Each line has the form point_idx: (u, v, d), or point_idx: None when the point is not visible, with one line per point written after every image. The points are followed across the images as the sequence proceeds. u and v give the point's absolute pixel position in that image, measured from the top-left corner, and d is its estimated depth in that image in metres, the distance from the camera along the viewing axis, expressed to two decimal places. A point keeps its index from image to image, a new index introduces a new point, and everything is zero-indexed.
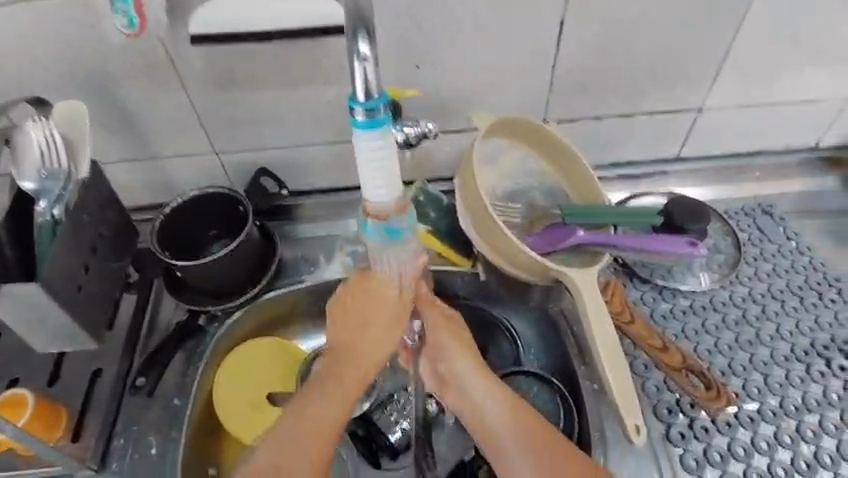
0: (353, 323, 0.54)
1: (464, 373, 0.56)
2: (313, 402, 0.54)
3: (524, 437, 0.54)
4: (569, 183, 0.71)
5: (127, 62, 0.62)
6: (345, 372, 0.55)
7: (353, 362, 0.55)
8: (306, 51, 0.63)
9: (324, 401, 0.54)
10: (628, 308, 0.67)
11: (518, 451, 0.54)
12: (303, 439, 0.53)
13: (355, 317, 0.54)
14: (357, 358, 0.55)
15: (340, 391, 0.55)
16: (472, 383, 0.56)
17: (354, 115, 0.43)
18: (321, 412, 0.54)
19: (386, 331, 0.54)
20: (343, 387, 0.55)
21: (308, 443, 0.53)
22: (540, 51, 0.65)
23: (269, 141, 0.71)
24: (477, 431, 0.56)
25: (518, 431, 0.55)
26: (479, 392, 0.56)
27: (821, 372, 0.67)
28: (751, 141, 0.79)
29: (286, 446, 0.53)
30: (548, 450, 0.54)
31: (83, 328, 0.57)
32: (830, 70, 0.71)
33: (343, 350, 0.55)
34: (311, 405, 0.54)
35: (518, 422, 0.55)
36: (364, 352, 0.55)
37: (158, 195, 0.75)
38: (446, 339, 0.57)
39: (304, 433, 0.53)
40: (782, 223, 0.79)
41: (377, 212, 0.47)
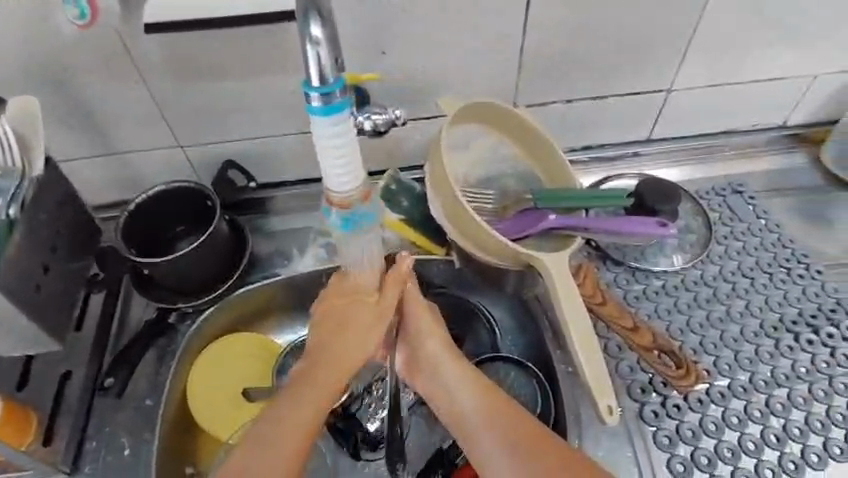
0: (334, 318, 0.52)
1: (444, 366, 0.53)
2: (289, 401, 0.50)
3: (510, 435, 0.50)
4: (540, 168, 0.71)
5: (81, 54, 0.59)
6: (324, 372, 0.51)
7: (334, 361, 0.51)
8: (268, 39, 0.61)
9: (301, 401, 0.50)
10: (600, 291, 0.66)
11: (503, 452, 0.50)
12: (277, 443, 0.48)
13: (335, 312, 0.52)
14: (339, 357, 0.51)
15: (319, 391, 0.50)
16: (453, 376, 0.53)
17: (309, 101, 0.40)
18: (298, 414, 0.49)
19: (368, 326, 0.51)
20: (322, 386, 0.51)
21: (283, 446, 0.48)
22: (507, 35, 0.65)
23: (236, 133, 0.69)
24: (453, 423, 0.53)
25: (503, 428, 0.50)
26: (460, 387, 0.53)
27: (790, 347, 0.66)
28: (722, 118, 0.80)
29: (259, 448, 0.48)
30: (538, 449, 0.50)
31: (44, 329, 0.56)
32: (797, 48, 0.72)
33: (323, 348, 0.52)
34: (287, 405, 0.50)
35: (504, 419, 0.51)
36: (345, 350, 0.51)
37: (124, 191, 0.74)
38: (425, 328, 0.54)
39: (278, 436, 0.48)
40: (752, 202, 0.79)
41: (341, 200, 0.45)
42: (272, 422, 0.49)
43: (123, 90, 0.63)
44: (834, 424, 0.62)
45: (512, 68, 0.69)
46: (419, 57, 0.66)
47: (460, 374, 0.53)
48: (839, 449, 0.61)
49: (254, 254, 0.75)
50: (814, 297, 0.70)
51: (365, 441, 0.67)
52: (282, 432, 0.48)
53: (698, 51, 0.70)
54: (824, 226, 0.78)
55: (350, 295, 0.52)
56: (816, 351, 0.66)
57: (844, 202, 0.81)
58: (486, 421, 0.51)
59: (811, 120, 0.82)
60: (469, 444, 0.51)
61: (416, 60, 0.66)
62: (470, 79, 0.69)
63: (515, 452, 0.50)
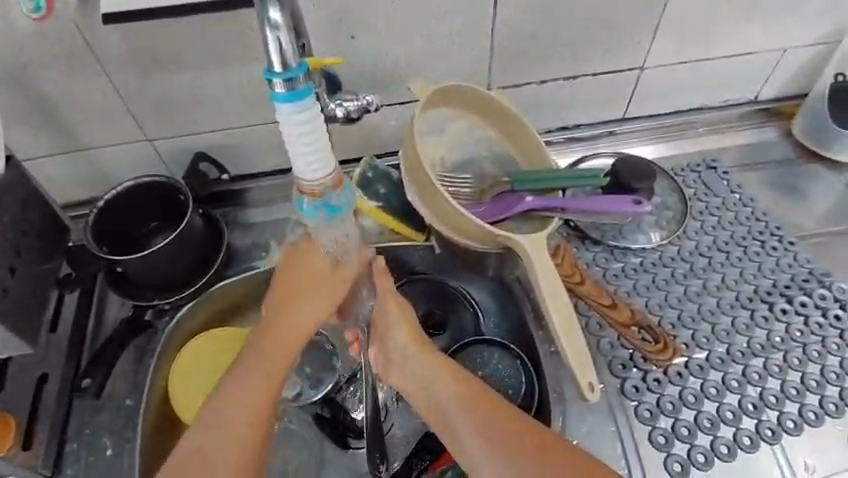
0: (285, 297, 0.53)
1: (417, 362, 0.55)
2: (242, 379, 0.51)
3: (482, 425, 0.50)
4: (516, 150, 0.71)
5: (35, 47, 0.57)
6: (276, 348, 0.53)
7: (285, 336, 0.53)
8: (232, 26, 0.59)
9: (255, 380, 0.51)
10: (578, 270, 0.67)
11: (478, 444, 0.50)
12: (233, 422, 0.49)
13: (287, 291, 0.53)
14: (290, 332, 0.53)
15: (272, 367, 0.52)
16: (428, 373, 0.54)
17: (273, 88, 0.39)
18: (252, 391, 0.50)
19: (318, 301, 0.53)
20: (274, 362, 0.52)
21: (238, 424, 0.49)
22: (477, 17, 0.65)
23: (206, 125, 0.68)
24: (429, 415, 0.54)
25: (476, 418, 0.51)
26: (433, 381, 0.54)
27: (765, 317, 0.68)
28: (695, 95, 0.80)
29: (217, 428, 0.49)
30: (514, 437, 0.49)
31: (16, 333, 0.55)
32: (765, 21, 0.72)
33: (275, 325, 0.53)
34: (240, 383, 0.51)
35: (477, 409, 0.51)
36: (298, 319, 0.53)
37: (94, 188, 0.72)
38: (395, 326, 0.57)
39: (234, 413, 0.49)
40: (726, 177, 0.80)
41: (312, 190, 0.44)
42: (228, 401, 0.50)
43: (84, 84, 0.61)
44: (808, 390, 0.64)
45: (484, 50, 0.68)
46: (390, 41, 0.65)
47: (433, 368, 0.54)
48: (813, 415, 0.63)
49: (232, 247, 0.74)
50: (787, 267, 0.72)
51: (352, 429, 0.66)
52: (238, 411, 0.50)
53: (669, 27, 0.70)
54: (797, 198, 0.80)
55: (301, 276, 0.52)
56: (789, 321, 0.68)
57: (816, 174, 0.82)
58: (459, 414, 0.51)
59: (781, 94, 0.83)
60: (447, 437, 0.52)
61: (387, 45, 0.65)
62: (442, 62, 0.69)
63: (489, 442, 0.49)
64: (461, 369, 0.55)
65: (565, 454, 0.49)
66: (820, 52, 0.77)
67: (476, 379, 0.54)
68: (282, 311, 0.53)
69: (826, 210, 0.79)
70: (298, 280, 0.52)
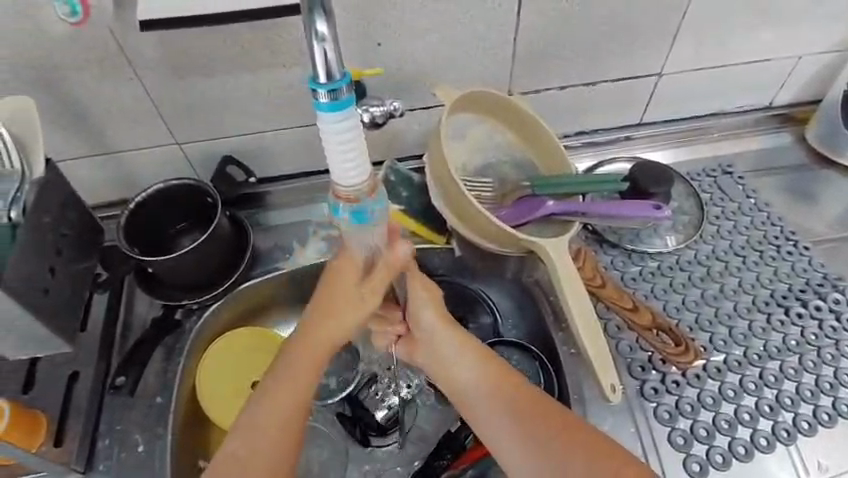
0: (324, 302, 0.54)
1: (448, 346, 0.55)
2: (282, 379, 0.53)
3: (513, 411, 0.52)
4: (537, 155, 0.72)
5: (71, 53, 0.58)
6: (313, 348, 0.54)
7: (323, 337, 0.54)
8: (263, 32, 0.60)
9: (294, 381, 0.53)
10: (599, 274, 0.69)
11: (509, 430, 0.52)
12: (273, 420, 0.52)
13: (326, 299, 0.54)
14: (328, 336, 0.54)
15: (307, 370, 0.54)
16: (459, 359, 0.55)
17: (317, 97, 0.41)
18: (291, 391, 0.53)
19: (350, 306, 0.54)
20: (311, 364, 0.54)
21: (276, 424, 0.52)
22: (500, 25, 0.66)
23: (234, 129, 0.69)
24: (458, 402, 0.55)
25: (510, 411, 0.52)
26: (465, 367, 0.55)
27: (781, 321, 0.69)
28: (710, 100, 0.82)
29: (256, 428, 0.51)
30: (542, 422, 0.51)
31: (55, 332, 0.57)
32: (781, 28, 0.73)
33: (311, 328, 0.54)
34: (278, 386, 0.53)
35: (509, 396, 0.53)
36: (331, 325, 0.54)
37: (122, 189, 0.74)
38: (428, 312, 0.55)
39: (271, 415, 0.52)
40: (741, 182, 0.81)
41: (347, 195, 0.46)
42: (267, 403, 0.52)
43: (117, 88, 0.63)
44: (822, 392, 0.65)
45: (507, 56, 0.69)
46: (415, 48, 0.66)
47: (463, 355, 0.55)
48: (827, 416, 0.64)
49: (256, 249, 0.76)
50: (802, 272, 0.73)
51: (373, 426, 0.68)
52: (277, 411, 0.52)
53: (688, 34, 0.71)
54: (808, 203, 0.81)
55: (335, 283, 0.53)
56: (805, 324, 0.69)
57: (828, 179, 0.83)
58: (491, 400, 0.53)
59: (795, 100, 0.84)
60: (476, 424, 0.54)
61: (412, 50, 0.66)
62: (464, 68, 0.70)
63: (519, 427, 0.51)
64: (492, 356, 0.55)
65: (588, 441, 0.51)
66: (833, 59, 0.79)
67: (506, 365, 0.55)
68: (319, 317, 0.54)
69: (838, 215, 0.80)
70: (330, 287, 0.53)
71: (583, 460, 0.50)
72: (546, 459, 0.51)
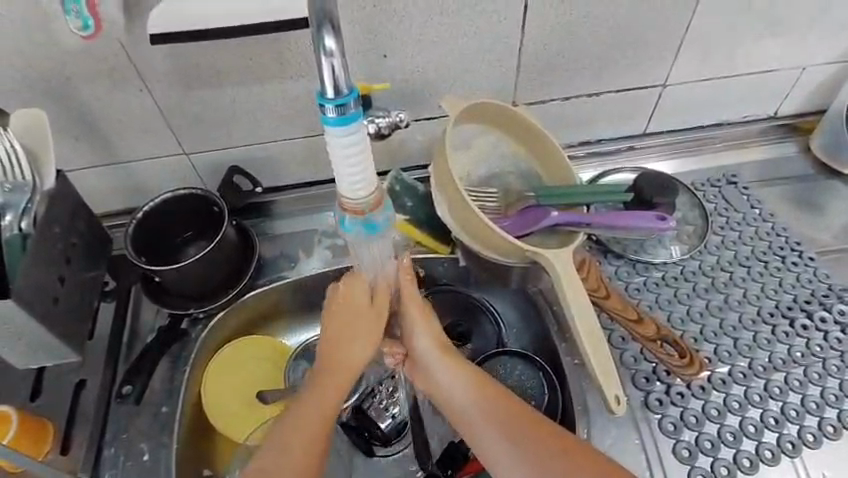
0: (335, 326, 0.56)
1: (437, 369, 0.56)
2: (314, 394, 0.54)
3: (509, 429, 0.52)
4: (541, 165, 0.73)
5: (81, 65, 0.59)
6: (340, 370, 0.55)
7: (344, 361, 0.55)
8: (270, 44, 0.61)
9: (324, 397, 0.53)
10: (603, 284, 0.69)
11: (505, 449, 0.51)
12: (302, 433, 0.51)
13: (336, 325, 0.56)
14: (344, 359, 0.55)
15: (334, 386, 0.54)
16: (449, 379, 0.55)
17: (324, 112, 0.41)
18: (320, 405, 0.53)
19: (365, 328, 0.55)
20: (338, 380, 0.55)
21: (307, 434, 0.51)
22: (505, 37, 0.66)
23: (241, 139, 0.70)
24: (454, 420, 0.55)
25: (501, 425, 0.52)
26: (456, 386, 0.55)
27: (786, 332, 0.69)
28: (715, 111, 0.82)
29: (284, 440, 0.51)
30: (541, 440, 0.51)
31: (62, 340, 0.57)
32: (786, 39, 0.73)
33: (334, 352, 0.56)
34: (308, 400, 0.53)
35: (503, 414, 0.53)
36: (349, 349, 0.56)
37: (130, 199, 0.75)
38: (421, 334, 0.57)
39: (300, 427, 0.52)
40: (746, 192, 0.81)
41: (354, 207, 0.46)
42: (298, 416, 0.52)
43: (125, 99, 0.63)
44: (827, 404, 0.65)
45: (511, 67, 0.70)
46: (420, 59, 0.67)
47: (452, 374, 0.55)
48: (832, 428, 0.64)
49: (261, 257, 0.76)
50: (807, 283, 0.73)
51: (377, 437, 0.68)
52: (307, 423, 0.52)
53: (692, 44, 0.72)
54: (813, 213, 0.81)
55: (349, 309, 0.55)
56: (810, 336, 0.69)
57: (833, 189, 0.83)
58: (484, 418, 0.53)
59: (800, 110, 0.84)
60: (473, 443, 0.54)
61: (418, 61, 0.67)
62: (469, 78, 0.70)
63: (515, 446, 0.51)
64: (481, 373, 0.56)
65: (604, 466, 0.51)
66: (839, 70, 0.79)
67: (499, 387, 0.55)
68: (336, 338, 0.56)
69: (843, 225, 0.80)
70: (340, 313, 0.56)
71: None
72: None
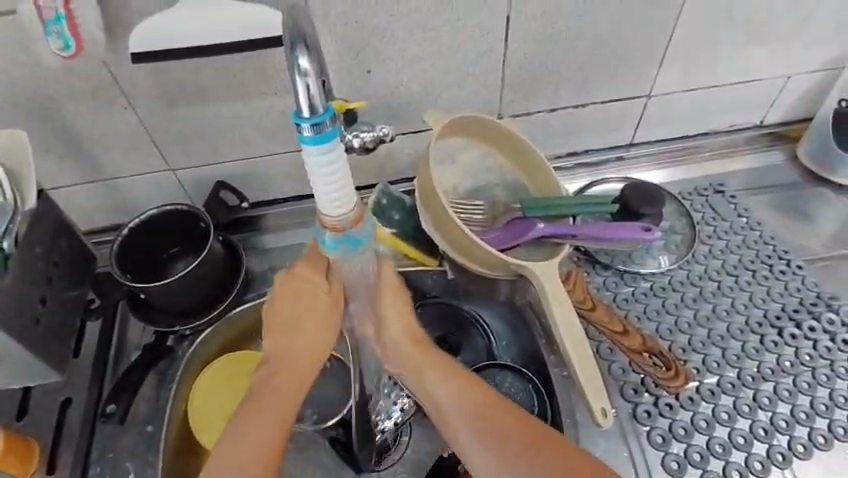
0: (285, 321, 0.54)
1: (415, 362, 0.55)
2: (266, 388, 0.53)
3: (494, 435, 0.51)
4: (527, 176, 0.73)
5: (64, 85, 0.60)
6: (289, 366, 0.54)
7: (293, 359, 0.54)
8: (254, 61, 0.61)
9: (275, 392, 0.53)
10: (590, 296, 0.69)
11: (490, 456, 0.51)
12: (257, 429, 0.51)
13: (286, 321, 0.54)
14: (295, 357, 0.54)
15: (282, 384, 0.53)
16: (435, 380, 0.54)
17: (300, 132, 0.41)
18: (272, 401, 0.52)
19: (314, 324, 0.53)
20: (289, 378, 0.54)
21: (261, 430, 0.51)
22: (489, 50, 0.67)
23: (227, 155, 0.70)
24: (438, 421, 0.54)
25: (486, 427, 0.51)
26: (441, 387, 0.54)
27: (775, 342, 0.69)
28: (701, 120, 0.82)
29: (239, 437, 0.51)
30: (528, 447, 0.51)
31: (42, 360, 0.57)
32: (769, 48, 0.74)
33: (282, 348, 0.54)
34: (260, 395, 0.53)
35: (492, 420, 0.52)
36: (297, 348, 0.54)
37: (116, 215, 0.75)
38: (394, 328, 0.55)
39: (254, 421, 0.51)
40: (733, 201, 0.81)
41: (335, 225, 0.46)
42: (249, 409, 0.52)
43: (110, 117, 0.63)
44: (817, 414, 0.64)
45: (495, 80, 0.70)
46: (404, 73, 0.67)
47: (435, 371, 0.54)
48: (823, 438, 0.63)
49: (249, 272, 0.76)
50: (795, 291, 0.72)
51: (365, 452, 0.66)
52: (260, 418, 0.51)
53: (675, 55, 0.72)
54: (802, 221, 0.81)
55: (298, 303, 0.53)
56: (799, 345, 0.69)
57: (822, 197, 0.83)
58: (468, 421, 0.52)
59: (787, 118, 0.85)
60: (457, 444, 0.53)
61: (402, 77, 0.67)
62: (455, 92, 0.71)
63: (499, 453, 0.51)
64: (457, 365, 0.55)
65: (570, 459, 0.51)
66: (822, 79, 0.79)
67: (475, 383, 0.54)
68: (284, 335, 0.54)
69: (832, 233, 0.80)
70: (287, 307, 0.53)
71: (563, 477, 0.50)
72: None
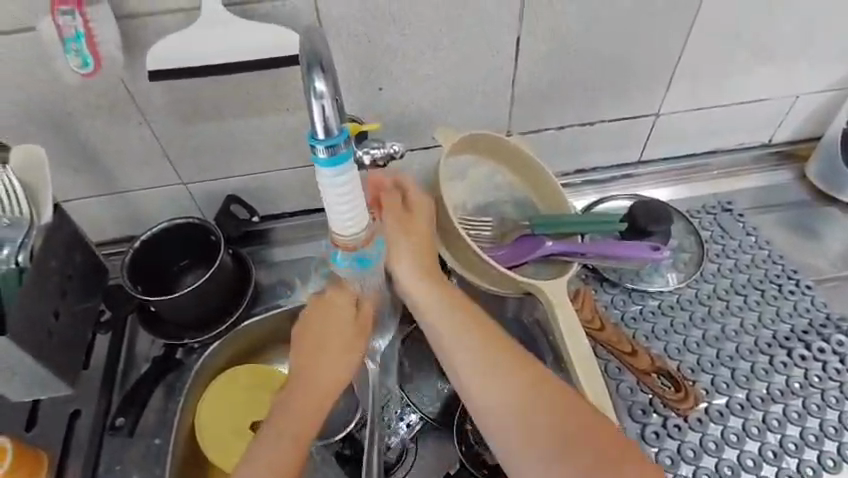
0: (313, 342, 0.56)
1: (434, 305, 0.55)
2: (290, 406, 0.53)
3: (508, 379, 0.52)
4: (535, 193, 0.73)
5: (81, 100, 0.60)
6: (313, 387, 0.55)
7: (319, 380, 0.55)
8: (267, 79, 0.62)
9: (299, 411, 0.53)
10: (599, 315, 0.68)
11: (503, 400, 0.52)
12: (280, 442, 0.51)
13: (314, 341, 0.56)
14: (321, 378, 0.55)
15: (306, 403, 0.54)
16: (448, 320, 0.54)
17: (316, 153, 0.42)
18: (296, 419, 0.53)
19: (341, 346, 0.56)
20: (312, 398, 0.54)
21: (284, 444, 0.51)
22: (499, 69, 0.67)
23: (239, 170, 0.71)
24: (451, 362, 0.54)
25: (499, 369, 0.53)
26: (458, 337, 0.54)
27: (784, 363, 0.68)
28: (709, 138, 0.82)
29: (263, 451, 0.50)
30: (547, 401, 0.51)
31: (54, 373, 0.58)
32: (777, 69, 0.74)
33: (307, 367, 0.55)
34: (284, 413, 0.53)
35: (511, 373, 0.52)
36: (322, 369, 0.55)
37: (128, 228, 0.75)
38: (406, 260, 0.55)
39: (278, 437, 0.51)
40: (742, 219, 0.81)
41: (347, 244, 0.48)
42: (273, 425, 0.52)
43: (124, 132, 0.64)
44: (827, 437, 0.64)
45: (505, 99, 0.71)
46: (415, 91, 0.68)
47: (453, 319, 0.54)
48: (832, 462, 0.63)
49: (257, 285, 0.77)
50: (804, 312, 0.72)
51: None
52: (284, 434, 0.52)
53: (684, 75, 0.72)
54: (811, 240, 0.81)
55: (326, 324, 0.56)
56: (808, 366, 0.68)
57: (830, 216, 0.83)
58: (489, 379, 0.52)
59: (794, 137, 0.85)
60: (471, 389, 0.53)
61: (413, 94, 0.68)
62: (465, 109, 0.71)
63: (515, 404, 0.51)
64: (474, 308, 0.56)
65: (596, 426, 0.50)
66: (830, 99, 0.79)
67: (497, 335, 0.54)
68: (310, 356, 0.55)
69: (840, 252, 0.80)
70: (316, 327, 0.56)
71: (593, 450, 0.49)
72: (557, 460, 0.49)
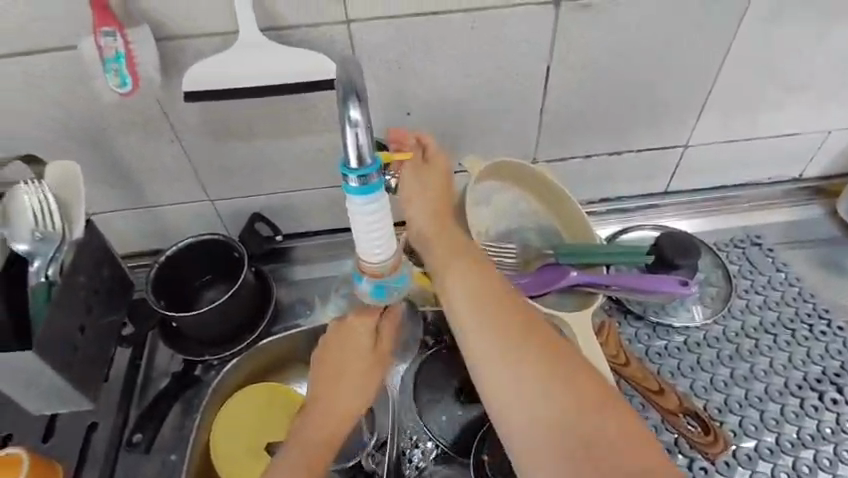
0: (333, 365, 0.56)
1: (443, 255, 0.50)
2: (309, 427, 0.53)
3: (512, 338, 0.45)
4: (560, 221, 0.72)
5: (116, 117, 0.62)
6: (332, 408, 0.54)
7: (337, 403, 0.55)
8: (298, 101, 0.63)
9: (318, 431, 0.52)
10: (623, 351, 0.67)
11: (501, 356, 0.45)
12: (300, 460, 0.49)
13: (334, 364, 0.56)
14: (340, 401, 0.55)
15: (325, 425, 0.53)
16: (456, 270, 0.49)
17: (347, 182, 0.42)
18: (315, 439, 0.52)
19: (360, 370, 0.56)
20: (331, 419, 0.54)
21: (304, 461, 0.49)
22: (528, 97, 0.67)
23: (266, 189, 0.72)
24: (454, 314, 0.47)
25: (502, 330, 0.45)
26: (466, 289, 0.48)
27: (815, 406, 0.66)
28: (738, 171, 0.81)
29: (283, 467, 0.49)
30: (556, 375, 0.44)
31: (77, 386, 0.58)
32: (810, 104, 0.73)
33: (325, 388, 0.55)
34: (304, 433, 0.52)
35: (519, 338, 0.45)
36: (341, 392, 0.55)
37: (153, 241, 0.76)
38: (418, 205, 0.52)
39: (298, 455, 0.50)
40: (771, 254, 0.79)
41: (374, 270, 0.48)
42: (294, 444, 0.51)
43: (155, 149, 0.65)
44: None
45: (533, 126, 0.71)
46: (443, 117, 0.68)
47: (462, 270, 0.49)
48: None
49: (278, 303, 0.77)
50: (837, 354, 0.70)
51: None
52: (303, 452, 0.50)
53: (715, 107, 0.72)
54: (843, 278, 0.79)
55: (345, 347, 0.56)
56: (841, 411, 0.66)
57: None
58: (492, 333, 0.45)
59: (827, 172, 0.83)
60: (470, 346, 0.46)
61: (441, 120, 0.68)
62: (492, 136, 0.71)
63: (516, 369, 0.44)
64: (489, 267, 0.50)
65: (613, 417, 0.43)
66: None
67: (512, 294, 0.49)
68: (330, 378, 0.55)
69: None
70: (336, 350, 0.56)
71: (608, 446, 0.41)
72: (562, 443, 0.41)
